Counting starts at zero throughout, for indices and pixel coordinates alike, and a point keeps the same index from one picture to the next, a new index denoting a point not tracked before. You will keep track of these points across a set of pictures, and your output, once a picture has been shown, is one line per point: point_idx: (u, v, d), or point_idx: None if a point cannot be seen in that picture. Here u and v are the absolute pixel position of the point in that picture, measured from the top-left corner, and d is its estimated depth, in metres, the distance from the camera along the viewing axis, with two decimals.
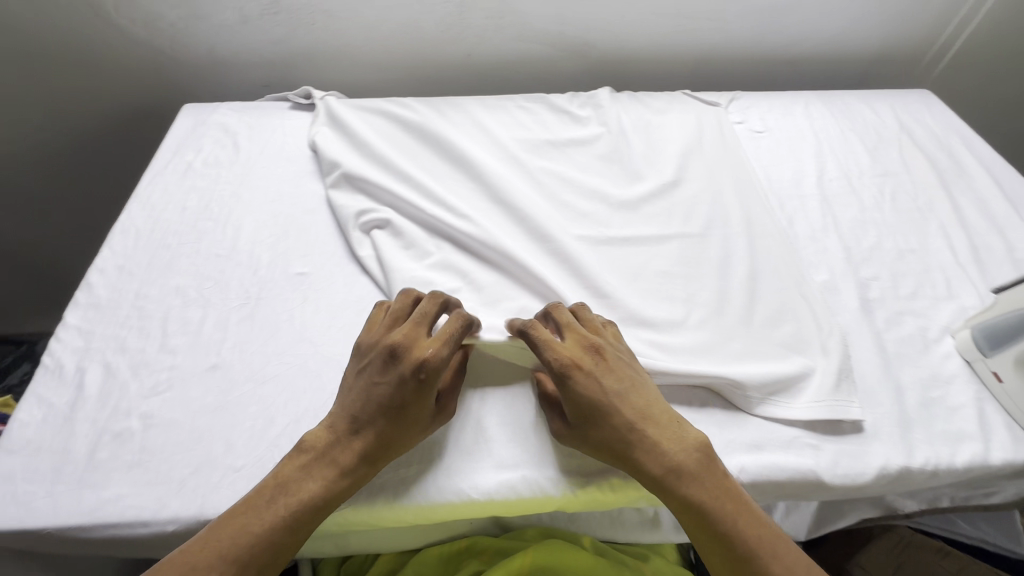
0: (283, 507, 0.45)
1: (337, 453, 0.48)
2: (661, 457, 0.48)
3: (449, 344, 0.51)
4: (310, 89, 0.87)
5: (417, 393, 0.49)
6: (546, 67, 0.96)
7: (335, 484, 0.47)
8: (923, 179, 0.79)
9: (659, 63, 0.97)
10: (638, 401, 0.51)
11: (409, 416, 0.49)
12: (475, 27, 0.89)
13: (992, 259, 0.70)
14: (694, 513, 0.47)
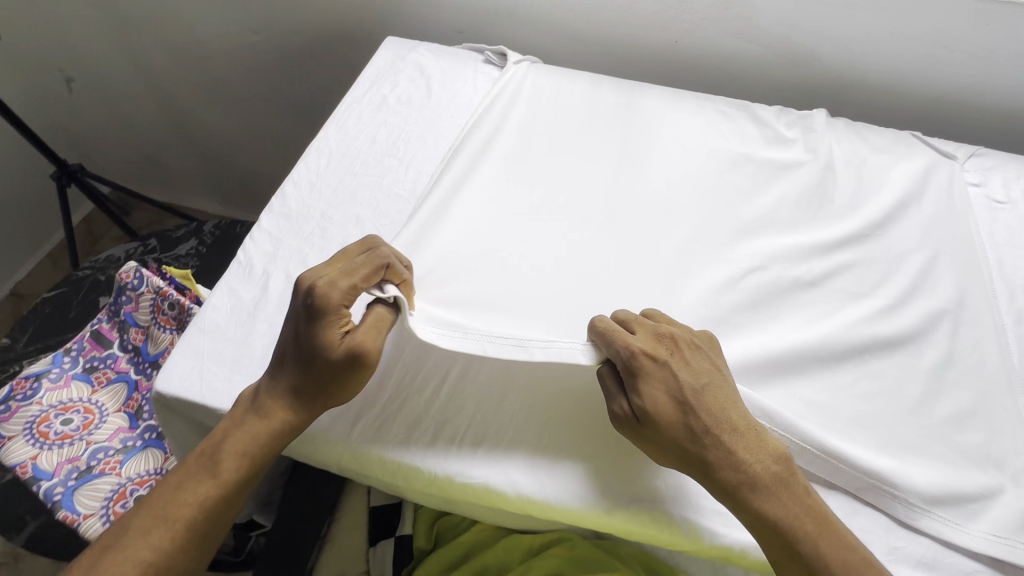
0: (207, 481, 0.48)
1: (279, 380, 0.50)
2: (730, 469, 0.46)
3: (350, 283, 0.49)
4: (505, 50, 0.85)
5: (314, 327, 0.49)
6: (755, 71, 0.87)
7: (236, 460, 0.49)
8: None
9: (889, 93, 0.85)
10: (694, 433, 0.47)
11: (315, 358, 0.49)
12: (694, 13, 0.82)
13: None
14: (766, 527, 0.45)
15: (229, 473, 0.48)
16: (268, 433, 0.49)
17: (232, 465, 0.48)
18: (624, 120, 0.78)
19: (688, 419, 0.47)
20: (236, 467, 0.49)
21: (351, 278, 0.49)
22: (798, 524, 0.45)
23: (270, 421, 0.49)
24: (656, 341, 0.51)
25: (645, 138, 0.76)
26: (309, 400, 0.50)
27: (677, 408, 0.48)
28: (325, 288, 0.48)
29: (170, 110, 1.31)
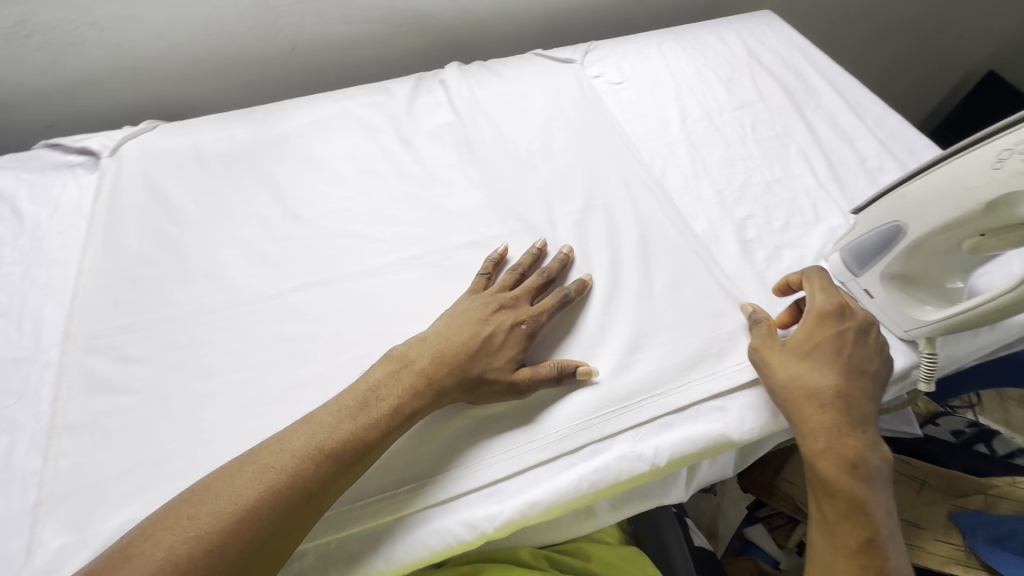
0: (178, 544, 0.38)
1: (415, 364, 0.50)
2: (851, 400, 0.50)
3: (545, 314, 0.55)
4: (85, 144, 0.70)
5: (507, 331, 0.53)
6: (385, 49, 0.87)
7: (244, 509, 0.40)
8: (777, 104, 0.79)
9: (505, 23, 0.90)
10: (513, 305, 0.55)
11: (472, 351, 0.51)
12: (288, 15, 0.79)
13: (850, 172, 0.72)
14: (821, 447, 0.48)
15: (282, 496, 0.41)
16: (324, 454, 0.44)
17: (254, 487, 0.41)
18: (268, 150, 0.72)
19: (821, 357, 0.52)
20: (285, 485, 0.42)
21: (528, 288, 0.57)
22: (847, 443, 0.48)
23: (356, 430, 0.45)
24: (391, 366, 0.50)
25: (297, 159, 0.71)
26: (473, 382, 0.50)
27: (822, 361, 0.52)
28: (520, 304, 0.55)
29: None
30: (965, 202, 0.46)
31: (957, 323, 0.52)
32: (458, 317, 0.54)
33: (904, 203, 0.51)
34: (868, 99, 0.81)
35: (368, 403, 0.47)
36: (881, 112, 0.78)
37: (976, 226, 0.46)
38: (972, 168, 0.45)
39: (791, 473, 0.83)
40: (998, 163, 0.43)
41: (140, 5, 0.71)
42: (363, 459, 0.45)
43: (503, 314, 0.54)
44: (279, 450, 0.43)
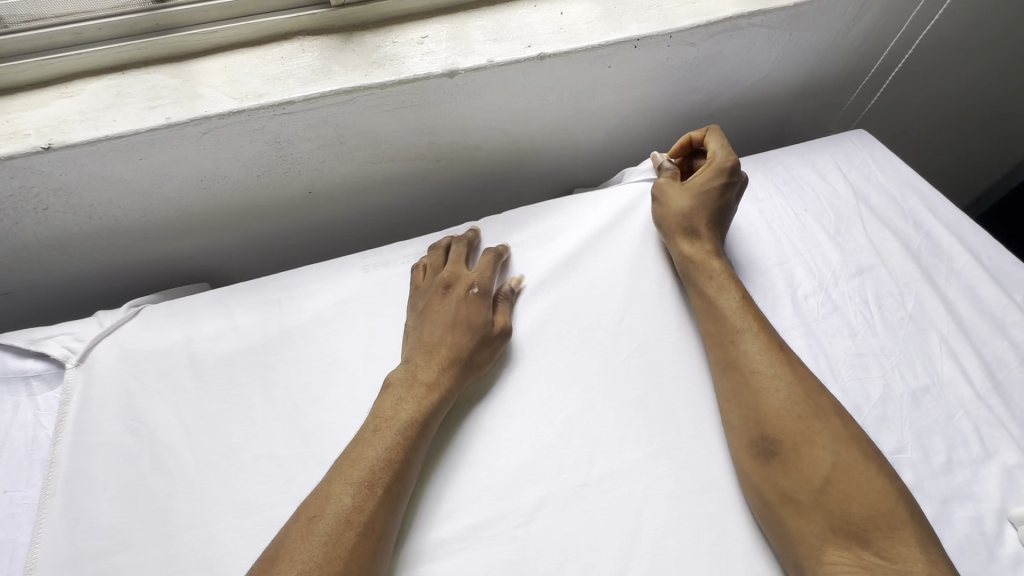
0: None
1: (415, 375, 0.53)
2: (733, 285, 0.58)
3: (487, 274, 0.60)
4: (46, 345, 0.55)
5: (463, 298, 0.58)
6: (420, 183, 0.73)
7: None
8: (902, 269, 0.66)
9: (560, 147, 0.77)
10: (440, 320, 0.57)
11: (454, 332, 0.55)
12: (307, 161, 0.64)
13: (1013, 377, 0.57)
14: (817, 480, 0.46)
15: (341, 540, 0.43)
16: (362, 496, 0.45)
17: (315, 540, 0.42)
18: (282, 349, 0.56)
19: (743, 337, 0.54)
20: (338, 521, 0.43)
21: (471, 269, 0.61)
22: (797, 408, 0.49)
23: (375, 469, 0.46)
24: (402, 381, 0.52)
25: (319, 363, 0.56)
26: (466, 357, 0.54)
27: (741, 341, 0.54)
28: (456, 278, 0.60)
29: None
30: None
31: None
32: (426, 334, 0.56)
33: None
34: (1008, 261, 0.67)
35: (380, 428, 0.49)
36: None
37: None
38: None
39: None
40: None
41: (120, 166, 0.56)
42: (404, 476, 0.47)
43: (453, 289, 0.59)
44: (324, 500, 0.45)
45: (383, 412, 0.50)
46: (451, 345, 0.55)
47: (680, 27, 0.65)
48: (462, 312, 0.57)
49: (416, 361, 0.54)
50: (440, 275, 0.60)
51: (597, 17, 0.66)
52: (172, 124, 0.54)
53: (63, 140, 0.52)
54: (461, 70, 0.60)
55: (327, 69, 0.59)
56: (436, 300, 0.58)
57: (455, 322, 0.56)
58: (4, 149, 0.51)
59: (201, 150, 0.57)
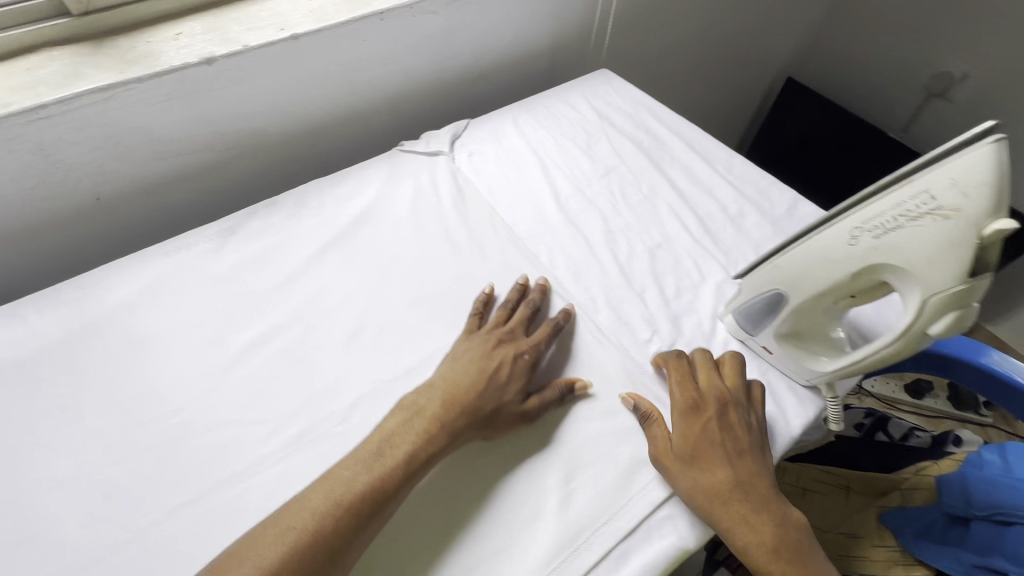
0: None
1: (442, 418, 0.52)
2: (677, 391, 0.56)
3: (542, 342, 0.60)
4: None
5: (503, 355, 0.58)
6: (218, 175, 0.77)
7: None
8: (637, 164, 0.82)
9: (350, 122, 0.85)
10: (507, 371, 0.56)
11: (478, 389, 0.54)
12: (83, 166, 0.65)
13: (718, 223, 0.75)
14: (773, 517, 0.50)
15: (314, 555, 0.43)
16: (338, 510, 0.45)
17: (278, 548, 0.43)
18: (86, 339, 0.58)
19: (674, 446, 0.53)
20: (309, 547, 0.43)
21: (520, 317, 0.62)
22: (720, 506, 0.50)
23: (361, 500, 0.46)
24: (416, 421, 0.52)
25: (128, 342, 0.58)
26: (483, 420, 0.53)
27: (674, 451, 0.52)
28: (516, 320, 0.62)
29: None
30: (835, 275, 0.48)
31: (852, 370, 0.54)
32: (462, 374, 0.56)
33: (780, 273, 0.53)
34: (713, 144, 0.86)
35: (382, 452, 0.49)
36: (726, 156, 0.84)
37: (846, 289, 0.49)
38: (832, 242, 0.47)
39: None
40: (855, 235, 0.45)
41: None
42: (384, 504, 0.47)
43: (505, 347, 0.58)
44: (301, 508, 0.45)
45: (388, 449, 0.50)
46: (478, 408, 0.53)
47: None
48: (513, 388, 0.56)
49: (462, 391, 0.54)
50: (503, 317, 0.62)
51: None
52: None
53: None
54: (218, 57, 0.66)
55: (79, 73, 0.62)
56: (472, 349, 0.58)
57: (493, 381, 0.55)
58: None
59: None
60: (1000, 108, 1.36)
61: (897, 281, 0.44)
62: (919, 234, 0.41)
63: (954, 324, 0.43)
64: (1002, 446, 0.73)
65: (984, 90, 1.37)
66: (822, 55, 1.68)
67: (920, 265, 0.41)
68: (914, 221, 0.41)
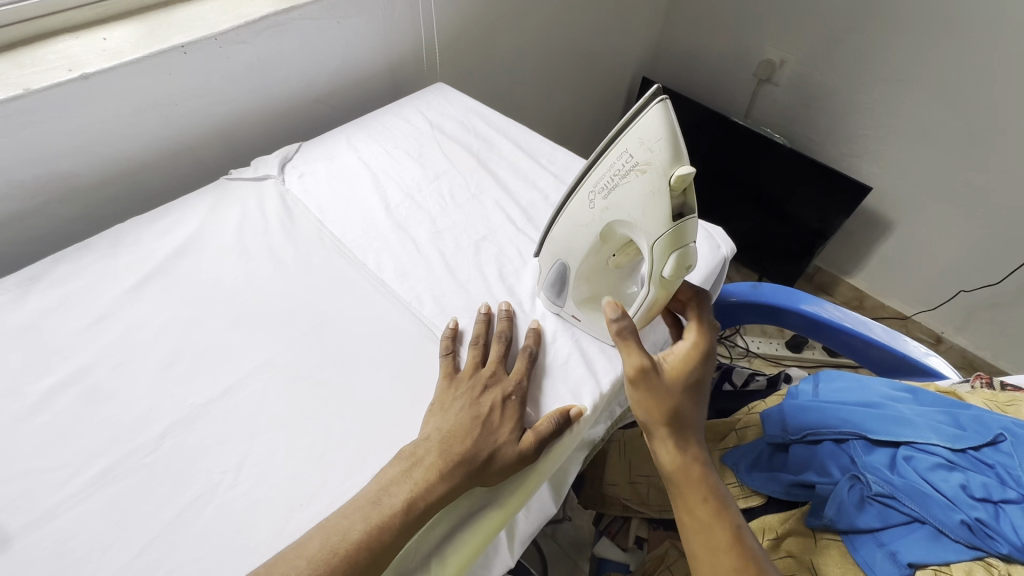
0: None
1: (440, 464, 0.51)
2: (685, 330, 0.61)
3: (527, 380, 0.60)
4: None
5: (488, 398, 0.57)
6: (25, 225, 0.74)
7: None
8: (467, 166, 0.87)
9: (177, 157, 0.84)
10: (504, 412, 0.57)
11: (472, 433, 0.54)
12: None
13: (540, 211, 0.81)
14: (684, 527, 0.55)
15: None
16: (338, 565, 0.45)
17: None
18: None
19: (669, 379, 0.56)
20: None
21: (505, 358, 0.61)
22: (687, 445, 0.56)
23: (363, 553, 0.46)
24: (416, 469, 0.51)
25: None
26: (478, 465, 0.53)
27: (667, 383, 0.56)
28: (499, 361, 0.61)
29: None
30: (588, 236, 0.58)
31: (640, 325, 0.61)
32: (457, 422, 0.54)
33: (557, 245, 0.63)
34: (539, 140, 0.93)
35: (383, 501, 0.49)
36: (550, 150, 0.91)
37: (605, 249, 0.60)
38: (580, 209, 0.58)
39: (612, 476, 0.91)
40: (592, 200, 0.56)
41: None
42: (383, 552, 0.47)
43: (489, 389, 0.58)
44: (296, 558, 0.45)
45: (394, 493, 0.49)
46: (473, 457, 0.53)
47: (221, 30, 0.78)
48: (505, 435, 0.55)
49: (455, 436, 0.53)
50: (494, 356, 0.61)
51: (140, 36, 0.75)
52: None
53: None
54: None
55: None
56: (455, 396, 0.57)
57: (481, 424, 0.55)
58: None
59: None
60: (816, 86, 1.54)
61: (630, 232, 0.54)
62: (628, 189, 0.52)
63: (679, 260, 0.51)
64: (815, 377, 0.82)
65: (801, 72, 1.55)
66: (670, 55, 1.84)
67: (634, 213, 0.51)
68: (623, 177, 0.52)
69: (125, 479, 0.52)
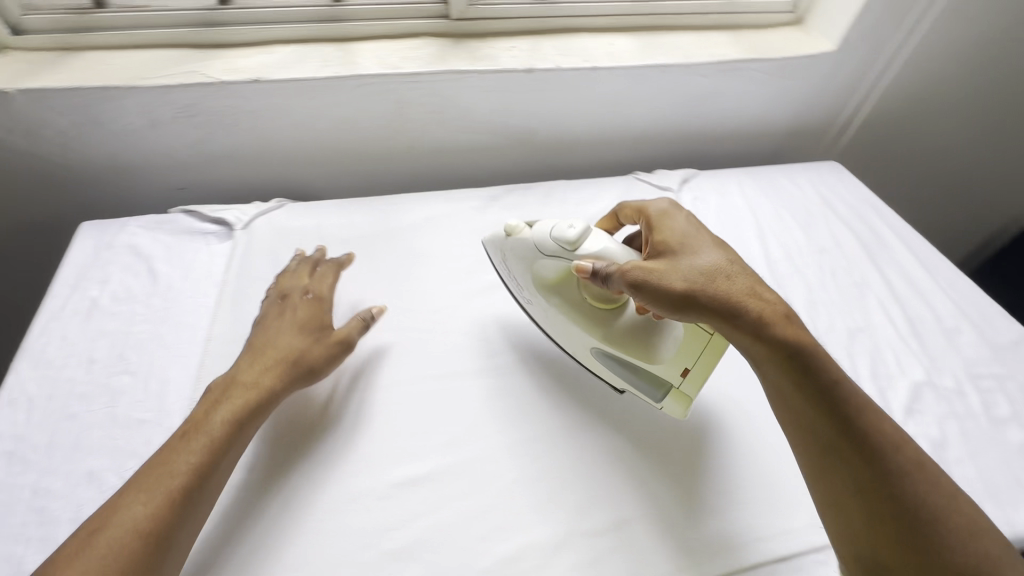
0: (150, 495, 0.46)
1: (241, 377, 0.56)
2: (674, 236, 0.62)
3: (325, 287, 0.67)
4: (224, 214, 0.77)
5: (286, 306, 0.64)
6: (491, 157, 0.96)
7: (201, 459, 0.49)
8: (853, 253, 0.85)
9: (600, 147, 1.00)
10: (302, 313, 0.63)
11: (302, 330, 0.61)
12: (415, 123, 0.87)
13: (929, 330, 0.75)
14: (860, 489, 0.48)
15: (162, 479, 0.47)
16: (212, 438, 0.50)
17: (150, 507, 0.45)
18: (385, 243, 0.78)
19: (675, 271, 0.56)
20: (208, 453, 0.50)
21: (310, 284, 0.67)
22: (783, 328, 0.53)
23: (212, 436, 0.51)
24: (258, 355, 0.59)
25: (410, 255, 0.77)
26: (265, 351, 0.59)
27: (669, 272, 0.55)
28: (291, 287, 0.66)
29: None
30: (546, 304, 0.65)
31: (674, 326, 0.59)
32: (271, 323, 0.62)
33: (576, 343, 0.65)
34: (938, 258, 0.86)
35: (240, 392, 0.55)
36: (951, 273, 0.84)
37: (575, 295, 0.62)
38: (540, 309, 0.67)
39: None
40: (529, 299, 0.67)
41: (293, 103, 0.80)
42: (231, 446, 0.51)
43: (289, 299, 0.65)
44: (201, 420, 0.52)
45: (259, 369, 0.57)
46: (309, 344, 0.60)
47: (694, 62, 0.90)
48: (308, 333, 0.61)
49: (279, 348, 0.59)
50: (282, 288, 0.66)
51: (635, 49, 0.91)
52: (338, 76, 0.78)
53: (266, 77, 0.76)
54: (537, 69, 0.85)
55: (443, 57, 0.84)
56: (301, 308, 0.64)
57: (297, 317, 0.63)
58: (228, 77, 0.75)
59: (350, 98, 0.81)
60: None
61: (535, 262, 0.64)
62: (516, 258, 0.66)
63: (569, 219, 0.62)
64: None
65: None
66: None
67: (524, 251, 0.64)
68: (505, 260, 0.68)
69: (531, 378, 0.65)
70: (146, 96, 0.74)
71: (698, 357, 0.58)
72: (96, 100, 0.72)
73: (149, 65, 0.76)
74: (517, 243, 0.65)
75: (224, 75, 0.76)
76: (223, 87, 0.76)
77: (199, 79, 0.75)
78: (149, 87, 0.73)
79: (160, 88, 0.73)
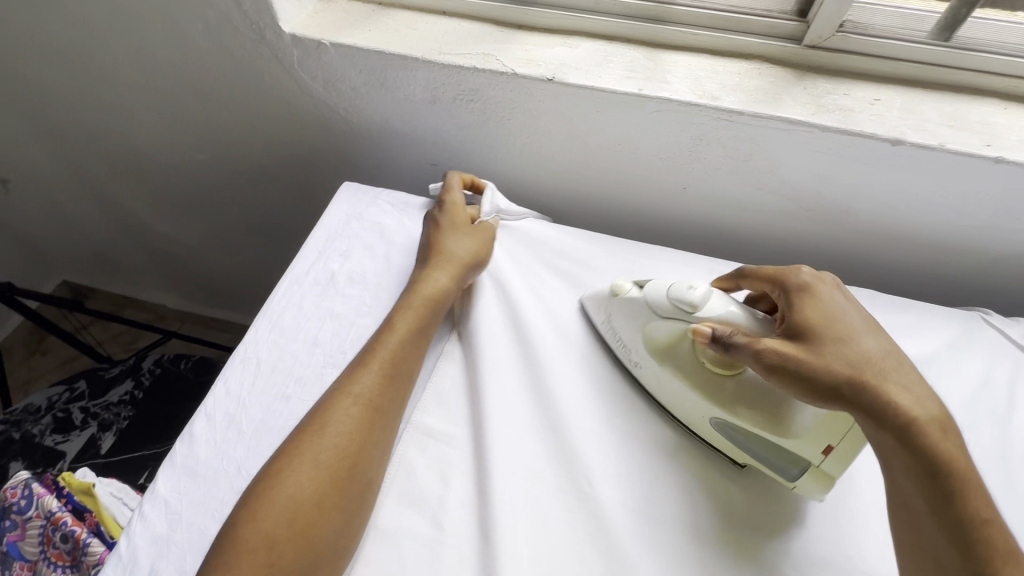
0: (308, 463, 0.47)
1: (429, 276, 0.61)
2: (816, 314, 0.48)
3: (456, 201, 0.68)
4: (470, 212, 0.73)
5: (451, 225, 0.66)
6: (774, 224, 0.75)
7: (355, 426, 0.49)
8: None
9: (934, 255, 0.73)
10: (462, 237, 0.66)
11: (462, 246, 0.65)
12: (703, 165, 0.70)
13: None
14: None
15: (323, 438, 0.48)
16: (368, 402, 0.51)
17: (314, 477, 0.46)
18: None
19: (820, 358, 0.45)
20: (363, 424, 0.50)
21: (451, 197, 0.69)
22: (918, 421, 0.43)
23: (366, 399, 0.51)
24: (443, 260, 0.63)
25: None
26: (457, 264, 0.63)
27: (812, 361, 0.45)
28: (453, 200, 0.68)
29: (124, 218, 1.20)
30: (653, 368, 0.56)
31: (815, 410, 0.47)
32: (453, 236, 0.65)
33: (686, 412, 0.55)
34: None
35: (402, 327, 0.57)
36: None
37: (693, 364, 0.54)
38: (645, 374, 0.57)
39: None
40: (636, 364, 0.58)
41: (576, 111, 0.68)
42: (382, 413, 0.51)
43: (452, 212, 0.67)
44: (352, 378, 0.52)
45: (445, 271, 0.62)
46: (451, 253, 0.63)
47: None
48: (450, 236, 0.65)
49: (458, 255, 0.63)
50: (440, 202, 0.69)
51: None
52: (640, 95, 0.64)
53: (561, 79, 0.65)
54: (907, 142, 0.60)
55: (778, 96, 0.63)
56: (449, 214, 0.67)
57: (449, 226, 0.66)
58: (522, 69, 0.66)
59: (641, 121, 0.67)
60: None
61: (651, 322, 0.56)
62: (624, 317, 0.59)
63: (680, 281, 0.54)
64: None
65: None
66: None
67: (631, 311, 0.58)
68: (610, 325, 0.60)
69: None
70: (436, 72, 0.68)
71: (847, 434, 0.46)
72: (391, 66, 0.69)
73: (448, 39, 0.70)
74: (629, 302, 0.58)
75: (518, 66, 0.66)
76: (514, 79, 0.66)
77: (492, 66, 0.67)
78: (442, 64, 0.67)
79: (451, 68, 0.67)
